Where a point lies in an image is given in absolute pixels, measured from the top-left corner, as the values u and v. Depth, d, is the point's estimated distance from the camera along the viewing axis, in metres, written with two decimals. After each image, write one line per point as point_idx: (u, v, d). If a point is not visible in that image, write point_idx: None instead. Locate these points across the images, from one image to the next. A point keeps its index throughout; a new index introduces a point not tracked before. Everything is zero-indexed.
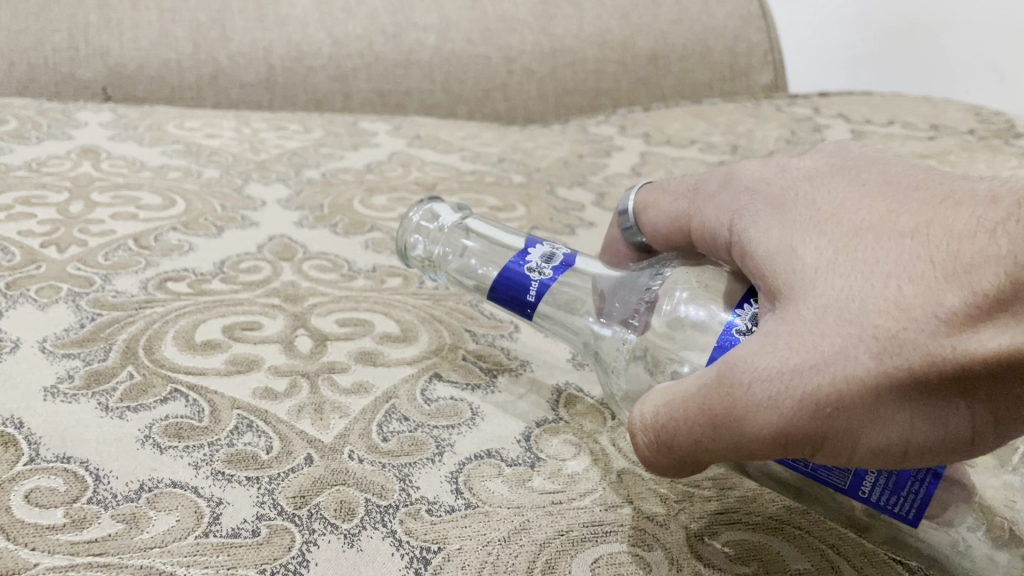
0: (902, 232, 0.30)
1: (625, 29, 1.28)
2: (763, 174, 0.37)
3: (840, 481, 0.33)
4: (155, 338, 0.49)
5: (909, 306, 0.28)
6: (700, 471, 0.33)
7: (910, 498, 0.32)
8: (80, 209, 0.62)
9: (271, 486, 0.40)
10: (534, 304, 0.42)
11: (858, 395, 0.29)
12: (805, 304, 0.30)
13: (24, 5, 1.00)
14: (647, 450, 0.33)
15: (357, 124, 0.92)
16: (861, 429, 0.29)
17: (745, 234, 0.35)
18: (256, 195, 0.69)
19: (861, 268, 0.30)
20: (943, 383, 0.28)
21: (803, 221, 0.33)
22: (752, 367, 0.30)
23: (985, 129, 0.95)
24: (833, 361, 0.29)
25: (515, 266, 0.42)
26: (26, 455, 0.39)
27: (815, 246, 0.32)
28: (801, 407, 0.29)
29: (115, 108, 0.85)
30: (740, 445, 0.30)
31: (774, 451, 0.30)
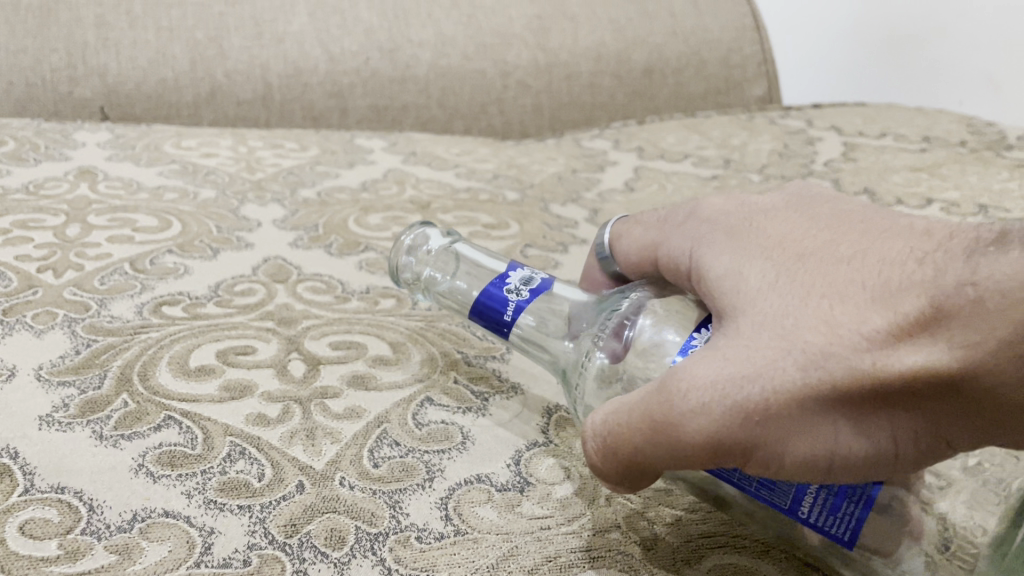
0: (842, 261, 0.33)
1: (619, 43, 1.30)
2: (727, 213, 0.40)
3: (781, 500, 0.35)
4: (150, 364, 0.50)
5: (836, 323, 0.31)
6: (641, 480, 0.35)
7: (845, 520, 0.34)
8: (77, 232, 0.64)
9: (262, 514, 0.40)
10: (510, 325, 0.42)
11: (784, 402, 0.30)
12: (747, 321, 0.33)
13: (22, 24, 1.01)
14: (595, 455, 0.35)
15: (353, 141, 0.95)
16: (788, 437, 0.31)
17: (704, 263, 0.38)
18: (252, 215, 0.71)
19: (800, 293, 0.32)
20: (865, 396, 0.30)
21: (756, 250, 0.36)
22: (688, 373, 0.32)
23: (977, 142, 0.97)
24: (765, 369, 0.31)
25: (492, 289, 0.42)
26: (22, 486, 0.40)
27: (764, 274, 0.34)
28: (730, 412, 0.31)
29: (112, 128, 0.87)
30: (673, 448, 0.31)
31: (704, 456, 0.31)
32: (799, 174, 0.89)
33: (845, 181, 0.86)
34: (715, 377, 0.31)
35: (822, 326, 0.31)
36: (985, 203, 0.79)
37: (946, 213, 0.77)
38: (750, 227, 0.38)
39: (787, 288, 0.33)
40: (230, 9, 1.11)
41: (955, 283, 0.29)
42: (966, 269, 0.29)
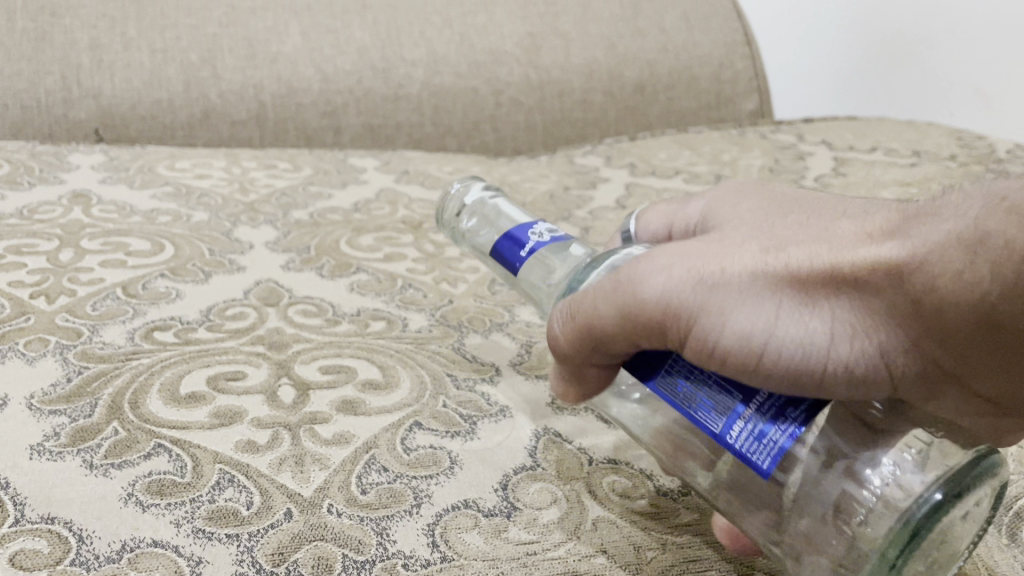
0: (832, 209, 0.42)
1: (611, 59, 1.31)
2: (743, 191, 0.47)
3: (714, 426, 0.37)
4: (141, 392, 0.50)
5: (814, 230, 0.38)
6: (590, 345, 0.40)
7: (768, 446, 0.35)
8: (69, 257, 0.65)
9: (250, 543, 0.40)
10: (523, 260, 0.48)
11: (740, 273, 0.37)
12: (737, 232, 0.40)
13: (17, 47, 1.02)
14: (564, 313, 0.41)
15: (346, 160, 0.96)
16: (733, 308, 0.36)
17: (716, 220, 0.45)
18: (244, 238, 0.72)
19: (794, 221, 0.40)
20: (815, 279, 0.36)
21: (761, 204, 0.44)
22: (669, 246, 0.39)
23: (966, 155, 0.99)
24: (737, 249, 0.38)
25: (517, 230, 0.49)
26: (12, 517, 0.40)
27: (762, 211, 0.43)
28: (692, 273, 0.37)
29: (106, 150, 0.88)
30: (630, 296, 0.38)
31: (657, 313, 0.37)
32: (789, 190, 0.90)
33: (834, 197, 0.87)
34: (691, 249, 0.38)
35: (800, 231, 0.39)
36: None
37: None
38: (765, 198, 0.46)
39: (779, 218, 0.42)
40: (223, 29, 1.12)
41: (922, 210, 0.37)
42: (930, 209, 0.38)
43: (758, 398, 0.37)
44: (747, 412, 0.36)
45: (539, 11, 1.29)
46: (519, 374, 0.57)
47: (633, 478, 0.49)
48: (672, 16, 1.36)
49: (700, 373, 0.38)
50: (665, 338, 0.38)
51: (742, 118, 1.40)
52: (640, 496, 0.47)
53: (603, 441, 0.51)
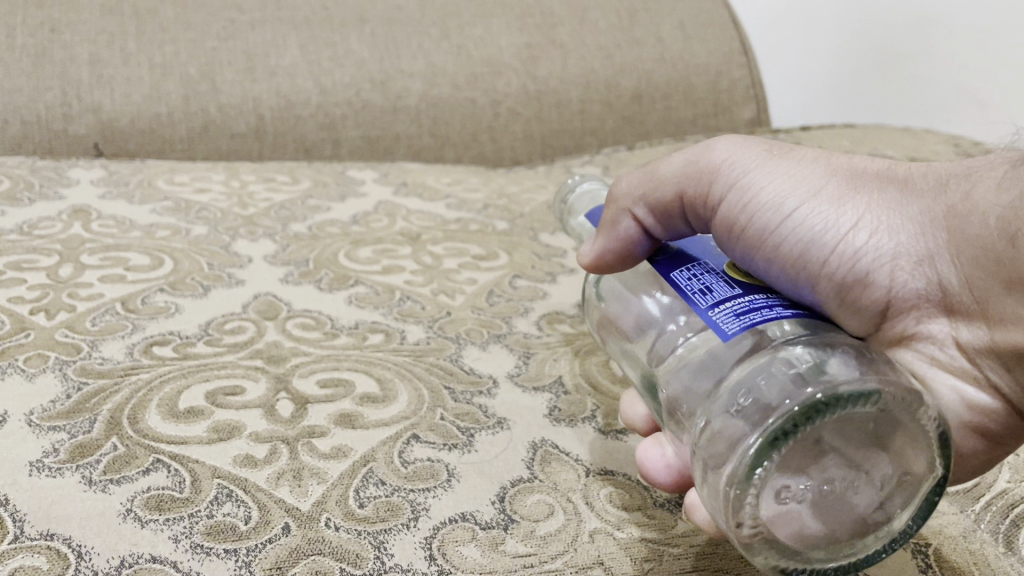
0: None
1: (608, 69, 1.31)
2: None
3: (702, 303, 0.39)
4: (139, 408, 0.50)
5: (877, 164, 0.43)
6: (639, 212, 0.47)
7: (744, 318, 0.37)
8: (69, 272, 0.65)
9: (248, 558, 0.41)
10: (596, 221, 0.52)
11: (797, 162, 0.43)
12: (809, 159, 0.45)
13: (17, 64, 1.03)
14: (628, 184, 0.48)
15: (345, 172, 0.97)
16: (777, 181, 0.42)
17: None
18: (243, 252, 0.73)
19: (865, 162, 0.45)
20: (869, 177, 0.42)
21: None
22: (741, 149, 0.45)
23: None
24: (809, 152, 0.44)
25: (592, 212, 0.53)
26: (11, 534, 0.40)
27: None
28: (759, 152, 0.44)
29: (106, 165, 0.89)
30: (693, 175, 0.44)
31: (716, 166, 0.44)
32: None
33: None
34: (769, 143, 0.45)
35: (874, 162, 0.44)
36: None
37: None
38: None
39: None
40: (222, 44, 1.13)
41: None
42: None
43: (754, 295, 0.39)
44: (742, 298, 0.39)
45: (536, 22, 1.30)
46: (517, 386, 0.58)
47: (631, 489, 0.49)
48: (669, 26, 1.36)
49: (713, 273, 0.41)
50: (706, 196, 0.44)
51: (739, 126, 1.40)
52: (637, 507, 0.47)
53: (600, 453, 0.52)
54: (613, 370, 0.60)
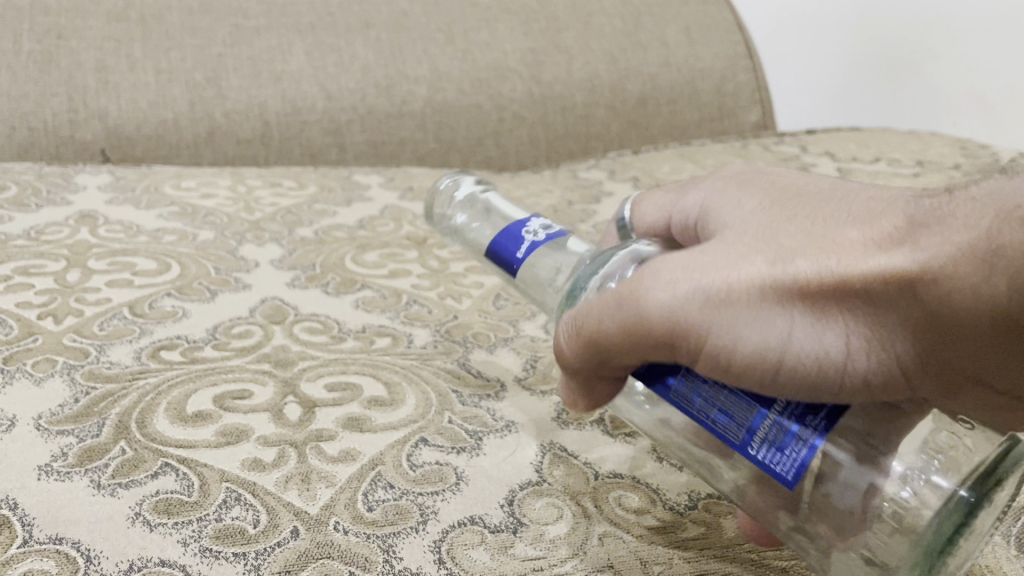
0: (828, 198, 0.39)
1: (614, 73, 1.32)
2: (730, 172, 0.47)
3: (734, 437, 0.37)
4: (147, 412, 0.50)
5: (816, 236, 0.37)
6: (604, 363, 0.39)
7: (791, 457, 0.35)
8: (76, 277, 0.65)
9: (257, 562, 0.40)
10: (521, 261, 0.46)
11: (749, 294, 0.35)
12: (728, 236, 0.38)
13: (24, 70, 1.03)
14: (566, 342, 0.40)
15: (351, 177, 0.97)
16: (743, 332, 0.35)
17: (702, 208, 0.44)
18: (249, 256, 0.73)
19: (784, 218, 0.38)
20: (829, 297, 0.35)
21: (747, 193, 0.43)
22: (666, 265, 0.36)
23: (970, 164, 1.01)
24: (738, 266, 0.36)
25: (513, 231, 0.47)
26: (21, 538, 0.40)
27: (751, 205, 0.41)
28: (694, 296, 0.35)
29: (112, 170, 0.89)
30: (640, 325, 0.36)
31: (663, 331, 0.36)
32: None
33: None
34: (690, 265, 0.36)
35: (807, 242, 0.36)
36: None
37: None
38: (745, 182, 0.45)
39: (773, 213, 0.39)
40: (228, 50, 1.13)
41: (932, 212, 0.35)
42: (942, 203, 0.35)
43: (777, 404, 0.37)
44: (768, 421, 0.36)
45: (541, 27, 1.30)
46: (524, 389, 0.57)
47: (640, 492, 0.49)
48: (673, 30, 1.36)
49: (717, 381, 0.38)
50: (672, 346, 0.36)
51: (745, 130, 1.40)
52: (647, 509, 0.47)
53: (608, 455, 0.51)
54: None
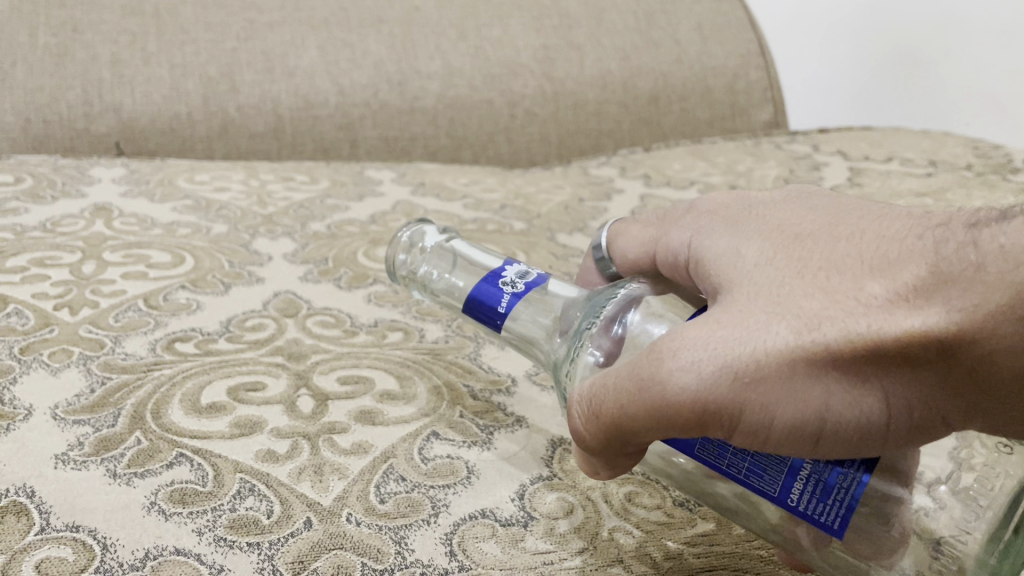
0: (837, 239, 0.37)
1: (626, 71, 1.32)
2: (722, 201, 0.45)
3: (771, 489, 0.37)
4: (162, 402, 0.51)
5: (834, 285, 0.34)
6: (623, 445, 0.37)
7: (835, 506, 0.36)
8: (92, 269, 0.66)
9: (271, 551, 0.41)
10: (503, 318, 0.44)
11: (780, 364, 0.33)
12: (740, 292, 0.36)
13: (40, 63, 1.04)
14: (581, 424, 0.37)
15: (363, 172, 0.97)
16: (779, 401, 0.34)
17: (696, 246, 0.43)
18: (263, 250, 0.73)
19: (795, 265, 0.36)
20: (862, 359, 0.33)
21: (752, 231, 0.40)
22: (681, 337, 0.34)
23: (983, 164, 1.01)
24: (759, 335, 0.34)
25: (488, 284, 0.45)
26: (38, 525, 0.41)
27: (760, 251, 0.38)
28: (719, 375, 0.33)
29: (127, 163, 0.90)
30: (665, 409, 0.34)
31: (691, 415, 0.34)
32: None
33: None
34: (706, 340, 0.34)
35: (827, 298, 0.34)
36: None
37: None
38: (747, 216, 0.42)
39: (783, 264, 0.37)
40: (242, 44, 1.13)
41: (956, 253, 0.32)
42: (966, 241, 0.33)
43: None
44: (802, 472, 0.36)
45: (553, 24, 1.30)
46: (534, 384, 0.58)
47: (649, 488, 0.49)
48: (686, 27, 1.36)
49: None
50: (702, 424, 0.34)
51: (756, 128, 1.40)
52: (657, 506, 0.47)
53: None
54: None
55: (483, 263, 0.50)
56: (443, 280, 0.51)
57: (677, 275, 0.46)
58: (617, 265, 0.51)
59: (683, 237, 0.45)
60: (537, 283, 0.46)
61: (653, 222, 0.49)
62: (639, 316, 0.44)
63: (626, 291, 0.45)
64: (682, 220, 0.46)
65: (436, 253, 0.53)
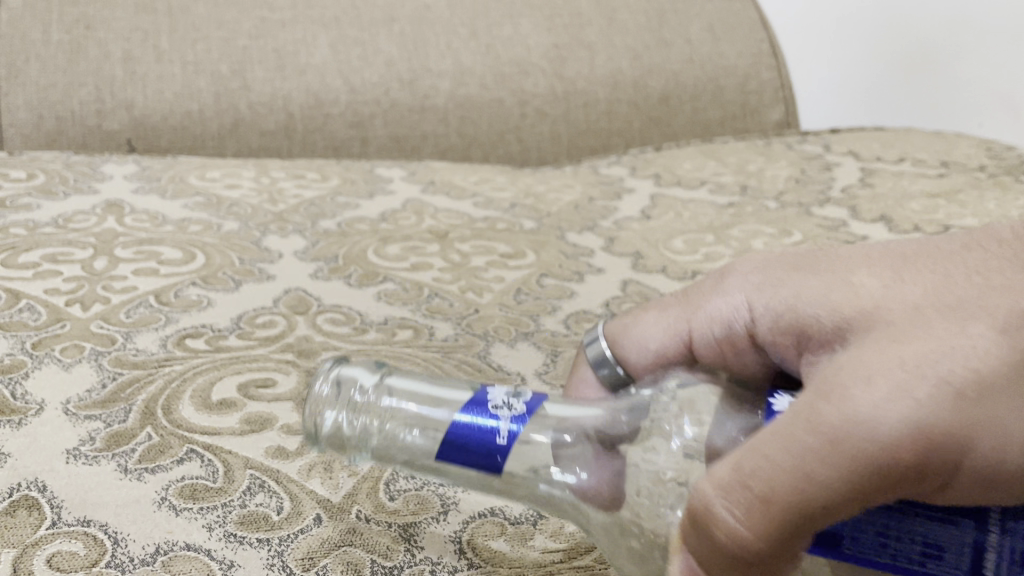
0: (961, 251, 0.34)
1: (637, 70, 1.31)
2: (765, 259, 0.41)
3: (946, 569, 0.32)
4: (173, 398, 0.51)
5: (999, 288, 0.31)
6: (797, 539, 0.30)
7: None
8: (104, 265, 0.66)
9: (281, 548, 0.41)
10: (505, 449, 0.36)
11: (998, 371, 0.29)
12: (885, 316, 0.32)
13: (53, 60, 1.05)
14: (739, 521, 0.29)
15: (373, 170, 0.97)
16: (1000, 424, 0.29)
17: (772, 303, 0.38)
18: (274, 247, 0.73)
19: (933, 276, 0.33)
20: None
21: (840, 262, 0.36)
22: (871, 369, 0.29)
23: (996, 165, 1.00)
24: (959, 350, 0.29)
25: (469, 417, 0.36)
26: (49, 519, 0.41)
27: (873, 274, 0.34)
28: (934, 402, 0.28)
29: (139, 160, 0.90)
30: (882, 454, 0.28)
31: (913, 456, 0.28)
32: (817, 202, 0.92)
33: (861, 208, 0.89)
34: (902, 367, 0.29)
35: (1000, 299, 0.31)
36: None
37: None
38: (816, 256, 0.38)
39: (915, 278, 0.33)
40: (253, 42, 1.14)
41: None
42: None
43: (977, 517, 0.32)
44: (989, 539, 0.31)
45: (564, 23, 1.30)
46: (545, 383, 0.57)
47: None
48: (698, 27, 1.36)
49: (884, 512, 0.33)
50: (923, 470, 0.29)
51: (768, 129, 1.39)
52: None
53: None
54: None
55: (435, 394, 0.37)
56: (397, 433, 0.38)
57: (735, 356, 0.41)
58: (635, 365, 0.46)
59: (739, 301, 0.41)
60: (536, 404, 0.38)
61: (676, 304, 0.45)
62: (641, 404, 0.40)
63: (633, 397, 0.41)
64: (725, 287, 0.42)
65: (348, 381, 0.39)
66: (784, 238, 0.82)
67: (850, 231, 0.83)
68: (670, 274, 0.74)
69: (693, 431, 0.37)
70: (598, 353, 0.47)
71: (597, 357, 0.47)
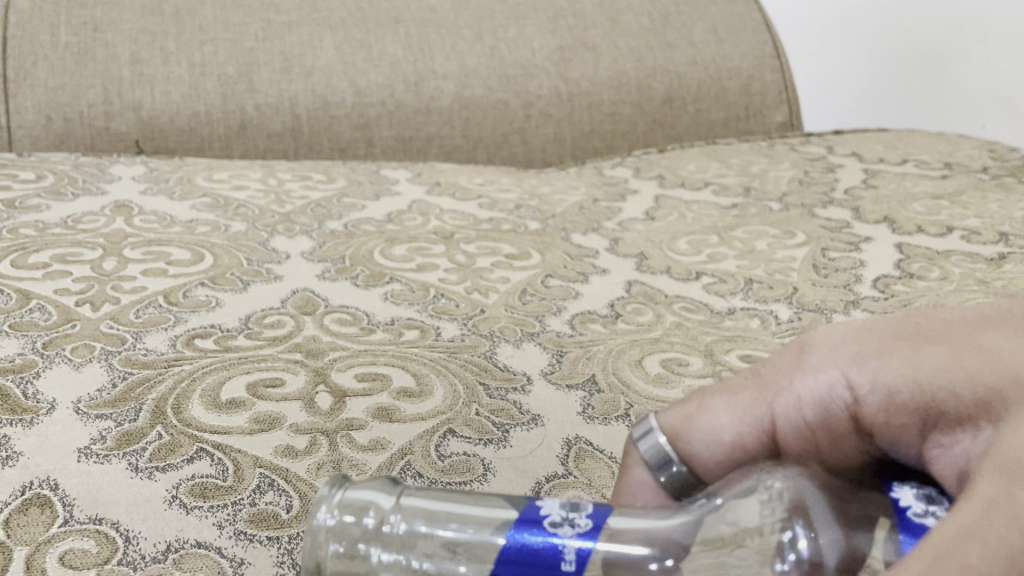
0: None
1: (641, 72, 1.32)
2: (854, 327, 0.32)
3: None
4: (183, 398, 0.51)
5: None
6: None
7: None
8: (113, 265, 0.66)
9: (290, 546, 0.42)
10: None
11: None
12: None
13: (61, 63, 1.06)
14: None
15: (379, 172, 0.98)
16: None
17: (890, 382, 0.30)
18: (281, 248, 0.74)
19: None
20: None
21: (971, 326, 0.29)
22: None
23: (999, 167, 1.01)
24: None
25: (525, 545, 0.27)
26: (62, 517, 0.41)
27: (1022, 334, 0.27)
28: None
29: (147, 161, 0.91)
30: None
31: None
32: (820, 203, 0.92)
33: (865, 210, 0.89)
34: None
35: None
36: (1005, 231, 0.82)
37: (966, 241, 0.80)
38: (929, 321, 0.30)
39: None
40: (259, 44, 1.15)
41: None
42: None
43: None
44: None
45: (568, 25, 1.31)
46: (549, 383, 0.57)
47: None
48: (701, 29, 1.37)
49: None
50: None
51: (772, 130, 1.39)
52: None
53: None
54: (648, 371, 0.59)
55: (476, 513, 0.28)
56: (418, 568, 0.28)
57: (830, 443, 0.32)
58: (702, 463, 0.36)
59: (834, 377, 0.32)
60: (600, 517, 0.28)
61: (746, 388, 0.36)
62: (722, 509, 0.30)
63: (707, 503, 0.31)
64: (808, 364, 0.33)
65: (355, 510, 0.28)
66: (787, 240, 0.82)
67: (853, 232, 0.84)
68: (674, 275, 0.75)
69: (808, 544, 0.27)
70: (657, 452, 0.36)
71: (656, 456, 0.36)
